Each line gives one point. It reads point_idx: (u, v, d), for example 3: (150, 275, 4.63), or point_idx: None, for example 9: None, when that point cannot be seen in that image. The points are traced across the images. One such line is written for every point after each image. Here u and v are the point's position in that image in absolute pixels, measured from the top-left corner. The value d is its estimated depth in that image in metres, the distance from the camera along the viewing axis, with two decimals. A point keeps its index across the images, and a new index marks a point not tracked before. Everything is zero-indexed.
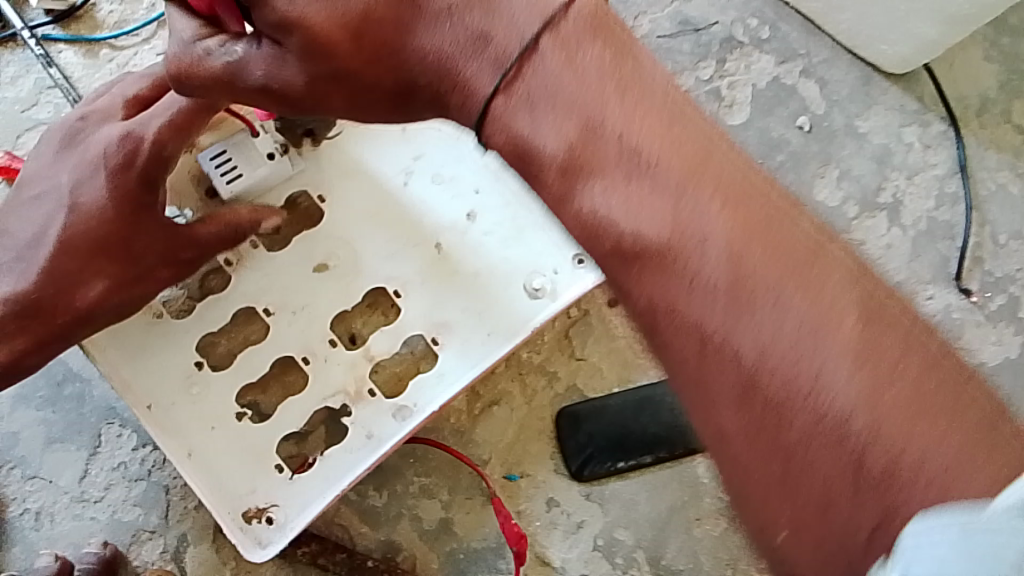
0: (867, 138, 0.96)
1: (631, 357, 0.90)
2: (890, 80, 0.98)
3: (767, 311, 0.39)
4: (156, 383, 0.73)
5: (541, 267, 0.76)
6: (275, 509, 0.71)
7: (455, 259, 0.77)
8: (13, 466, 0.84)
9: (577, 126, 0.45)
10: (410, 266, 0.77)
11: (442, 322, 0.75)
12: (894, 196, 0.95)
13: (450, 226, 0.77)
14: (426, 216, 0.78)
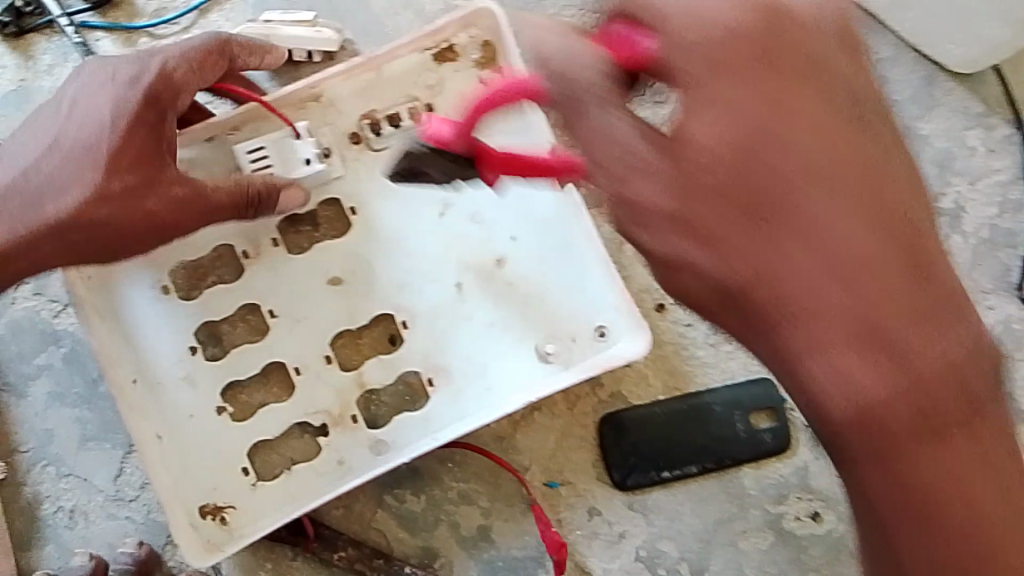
0: (928, 140, 0.93)
1: (678, 364, 0.86)
2: (955, 80, 0.94)
3: (915, 464, 0.46)
4: (146, 361, 0.76)
5: (577, 320, 0.77)
6: (229, 510, 0.75)
7: (492, 291, 0.79)
8: (47, 464, 0.83)
9: (725, 263, 0.47)
10: (433, 299, 0.79)
11: (440, 365, 0.78)
12: (955, 201, 0.92)
13: (481, 264, 0.79)
14: (465, 245, 0.79)
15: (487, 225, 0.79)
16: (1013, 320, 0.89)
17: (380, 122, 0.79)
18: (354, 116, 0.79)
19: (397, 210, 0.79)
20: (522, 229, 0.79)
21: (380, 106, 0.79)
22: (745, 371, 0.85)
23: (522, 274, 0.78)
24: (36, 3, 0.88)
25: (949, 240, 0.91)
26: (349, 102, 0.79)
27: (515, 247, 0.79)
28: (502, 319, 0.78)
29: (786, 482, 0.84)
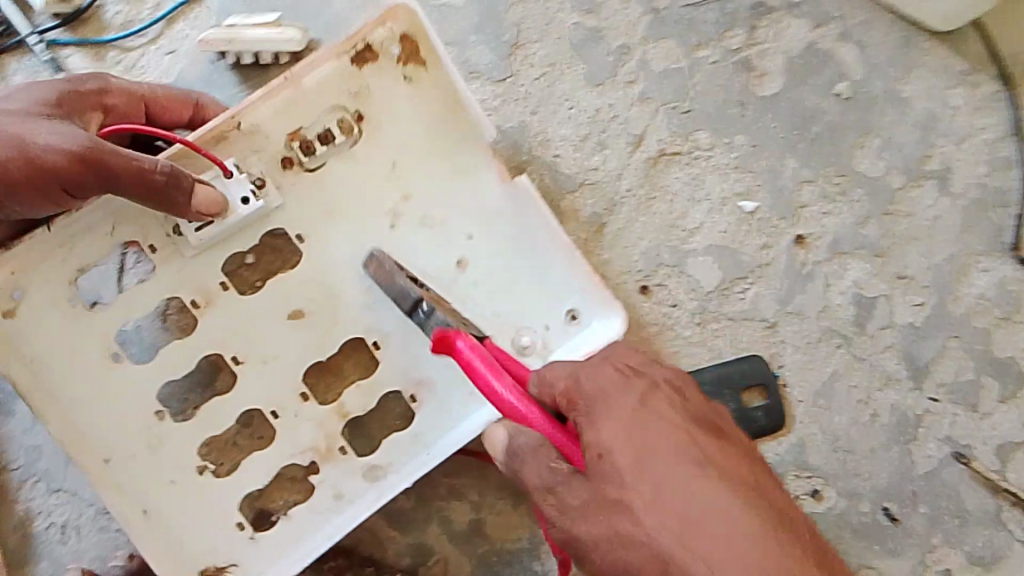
0: (910, 103, 0.90)
1: (663, 347, 0.84)
2: (934, 39, 0.92)
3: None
4: (107, 432, 0.71)
5: (534, 323, 0.76)
6: (234, 567, 0.73)
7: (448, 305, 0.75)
8: (36, 481, 0.82)
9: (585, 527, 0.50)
10: (391, 317, 0.74)
11: (420, 380, 0.75)
12: (942, 163, 0.89)
13: (439, 273, 0.75)
14: (417, 259, 0.75)
15: (447, 220, 0.75)
16: (1007, 281, 0.87)
17: (311, 142, 0.71)
18: (282, 142, 0.71)
19: (348, 226, 0.73)
20: (483, 225, 0.75)
21: (312, 124, 0.71)
22: (734, 349, 0.84)
23: (493, 268, 0.76)
24: (6, 24, 0.88)
25: (937, 204, 0.89)
26: (276, 125, 0.70)
27: (478, 246, 0.76)
28: (484, 317, 0.76)
29: (782, 460, 0.83)
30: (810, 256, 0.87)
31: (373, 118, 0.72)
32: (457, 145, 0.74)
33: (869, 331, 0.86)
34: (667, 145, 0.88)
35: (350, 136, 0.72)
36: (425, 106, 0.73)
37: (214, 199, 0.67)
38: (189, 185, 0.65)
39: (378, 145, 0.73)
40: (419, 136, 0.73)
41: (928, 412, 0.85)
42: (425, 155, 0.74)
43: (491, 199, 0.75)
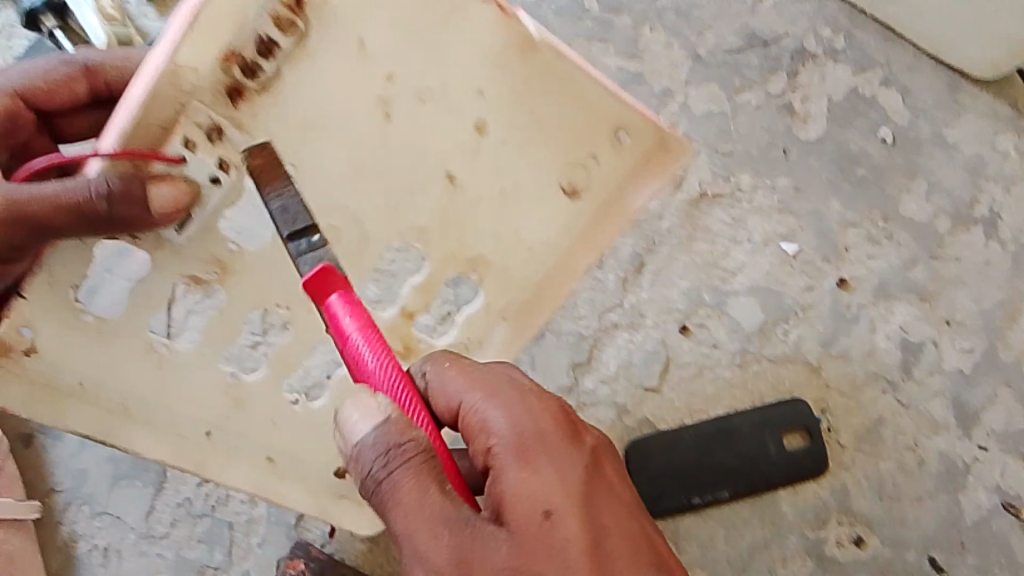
0: (957, 148, 0.90)
1: (704, 386, 0.83)
2: (980, 86, 0.92)
3: None
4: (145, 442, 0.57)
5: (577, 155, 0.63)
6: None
7: (471, 181, 0.61)
8: (81, 503, 0.81)
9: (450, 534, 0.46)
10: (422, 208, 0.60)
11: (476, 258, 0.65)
12: (990, 208, 0.89)
13: (455, 146, 0.59)
14: (428, 139, 0.57)
15: (514, 160, 0.61)
16: None
17: (253, 60, 0.48)
18: (213, 71, 0.46)
19: (416, 202, 0.60)
20: (535, 138, 0.61)
21: (247, 32, 0.46)
22: (776, 392, 0.83)
23: (553, 150, 0.62)
24: None
25: (986, 249, 0.88)
26: (201, 60, 0.46)
27: (536, 163, 0.62)
28: (550, 195, 0.64)
29: (825, 506, 0.81)
30: (855, 298, 0.86)
31: (337, 20, 0.50)
32: (497, 63, 0.56)
33: (915, 376, 0.84)
34: (709, 186, 0.89)
35: (297, 34, 0.48)
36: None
37: (182, 190, 0.48)
38: (142, 191, 0.46)
39: (344, 53, 0.51)
40: (456, 78, 0.56)
41: (978, 460, 0.82)
42: (460, 99, 0.57)
43: (532, 64, 0.57)
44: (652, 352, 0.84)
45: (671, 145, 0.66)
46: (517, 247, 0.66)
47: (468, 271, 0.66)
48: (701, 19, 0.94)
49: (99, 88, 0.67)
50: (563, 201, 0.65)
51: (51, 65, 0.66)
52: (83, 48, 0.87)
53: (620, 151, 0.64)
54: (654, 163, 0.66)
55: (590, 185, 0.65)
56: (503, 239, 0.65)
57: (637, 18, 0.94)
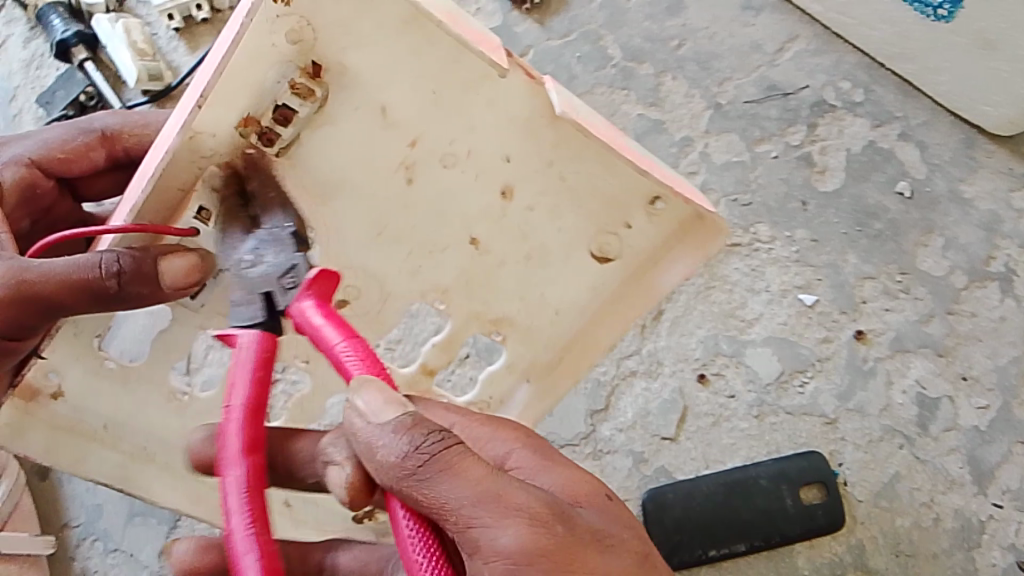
0: (973, 204, 0.91)
1: (720, 436, 0.83)
2: (996, 143, 0.93)
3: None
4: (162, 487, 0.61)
5: (604, 227, 0.59)
6: None
7: (498, 248, 0.60)
8: (95, 539, 0.79)
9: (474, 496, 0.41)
10: (448, 272, 0.60)
11: (499, 319, 0.63)
12: (1006, 265, 0.89)
13: (483, 213, 0.58)
14: (450, 206, 0.57)
15: (541, 226, 0.59)
16: None
17: (271, 127, 0.51)
18: (231, 135, 0.50)
19: (440, 262, 0.60)
20: (561, 205, 0.57)
21: (267, 100, 0.50)
22: (792, 445, 0.83)
23: (583, 217, 0.58)
24: (98, 97, 0.91)
25: (1001, 305, 0.88)
26: (218, 125, 0.49)
27: (566, 230, 0.59)
28: (580, 263, 0.61)
29: (840, 561, 0.80)
30: (872, 351, 0.86)
31: (360, 89, 0.51)
32: (522, 132, 0.54)
33: (931, 433, 0.84)
34: (728, 235, 0.89)
35: (316, 101, 0.51)
36: (430, 64, 0.51)
37: (195, 262, 0.50)
38: (150, 267, 0.49)
39: (367, 119, 0.53)
40: (484, 144, 0.55)
41: (993, 518, 0.82)
42: (487, 166, 0.56)
43: (559, 141, 0.54)
44: (669, 400, 0.84)
45: (706, 222, 0.57)
46: (543, 307, 0.63)
47: (492, 333, 0.64)
48: (721, 69, 0.95)
49: (118, 155, 0.70)
50: (593, 269, 0.61)
51: (68, 133, 0.69)
52: (118, 83, 0.93)
53: (654, 222, 0.58)
54: (693, 233, 0.58)
55: (624, 254, 0.60)
56: (528, 301, 0.62)
57: (658, 67, 0.95)
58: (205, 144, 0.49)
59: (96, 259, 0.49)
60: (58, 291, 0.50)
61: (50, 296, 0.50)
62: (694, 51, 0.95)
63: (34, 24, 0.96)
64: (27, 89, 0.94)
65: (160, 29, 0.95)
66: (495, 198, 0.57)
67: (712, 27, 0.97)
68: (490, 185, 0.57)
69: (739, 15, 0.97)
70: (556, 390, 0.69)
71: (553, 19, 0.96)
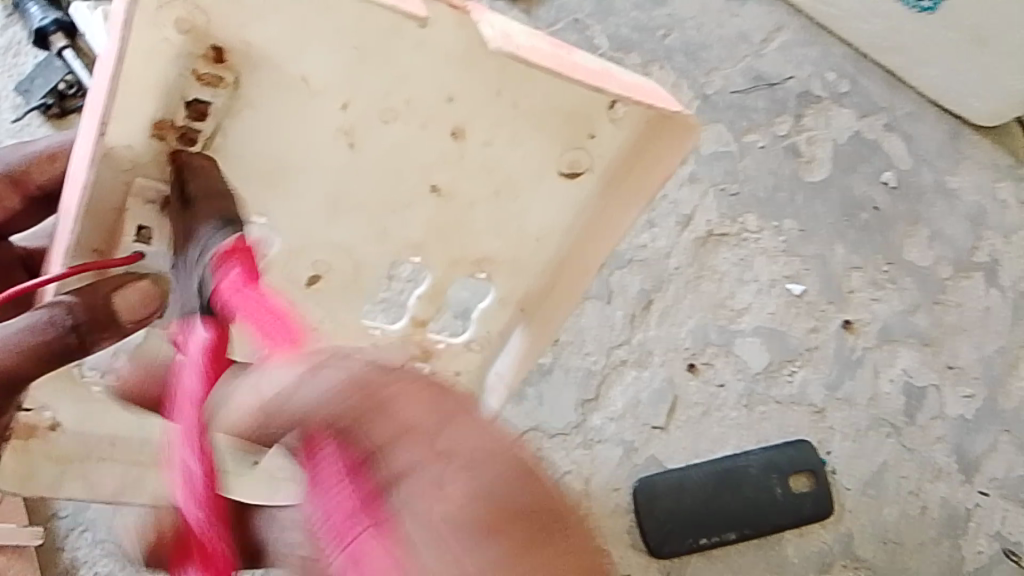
0: (959, 195, 0.91)
1: (711, 426, 0.83)
2: (980, 134, 0.94)
3: None
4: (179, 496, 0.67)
5: (570, 141, 0.49)
6: None
7: (466, 194, 0.51)
8: (83, 529, 0.74)
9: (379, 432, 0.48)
10: (416, 225, 0.52)
11: (481, 259, 0.55)
12: (990, 255, 0.90)
13: (438, 160, 0.49)
14: (402, 161, 0.49)
15: (504, 158, 0.50)
16: None
17: (188, 126, 0.44)
18: (147, 143, 0.44)
19: (404, 216, 0.51)
20: (520, 131, 0.48)
21: (175, 100, 0.43)
22: (781, 433, 0.83)
23: (541, 140, 0.49)
24: (77, 85, 0.90)
25: (986, 295, 0.89)
26: (130, 135, 0.43)
27: (526, 156, 0.50)
28: (546, 185, 0.51)
29: (829, 550, 0.80)
30: (859, 341, 0.86)
31: (272, 64, 0.43)
32: (463, 66, 0.45)
33: (918, 422, 0.85)
34: (716, 226, 0.89)
35: (229, 87, 0.43)
36: (346, 19, 0.42)
37: (148, 289, 0.43)
38: (103, 312, 0.42)
39: (287, 92, 0.45)
40: (420, 92, 0.46)
41: (978, 506, 0.83)
42: (426, 112, 0.47)
43: (503, 69, 0.46)
44: (657, 391, 0.84)
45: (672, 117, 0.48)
46: (522, 239, 0.54)
47: (476, 274, 0.56)
48: (709, 60, 0.95)
49: (35, 196, 0.59)
50: (565, 188, 0.51)
51: None
52: (98, 70, 0.92)
53: (621, 127, 0.49)
54: (665, 131, 0.48)
55: (598, 164, 0.50)
56: (505, 235, 0.54)
57: (646, 57, 0.94)
58: (121, 154, 0.43)
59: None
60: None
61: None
62: (682, 41, 0.95)
63: (8, 9, 0.94)
64: (4, 76, 0.92)
65: None
66: (447, 139, 0.48)
67: (699, 17, 0.96)
68: (439, 127, 0.48)
69: (727, 6, 0.97)
70: (549, 334, 0.59)
71: (539, 7, 0.95)
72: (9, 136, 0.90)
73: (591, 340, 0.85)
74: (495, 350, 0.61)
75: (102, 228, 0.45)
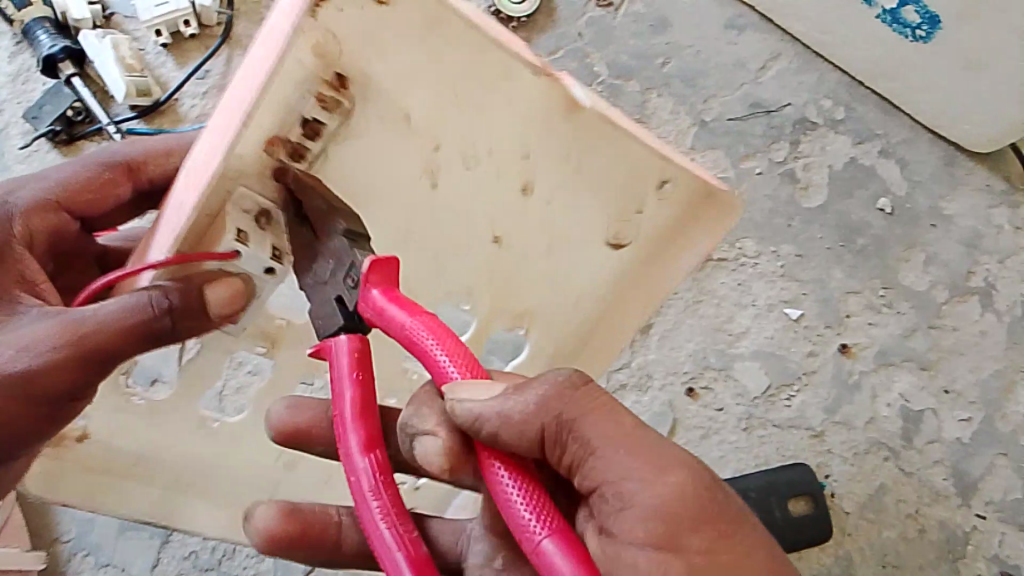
0: (954, 220, 0.92)
1: (710, 449, 0.84)
2: (975, 160, 0.94)
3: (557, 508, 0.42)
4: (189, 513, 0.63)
5: (623, 210, 0.56)
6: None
7: (522, 247, 0.57)
8: (86, 553, 0.77)
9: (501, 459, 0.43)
10: (468, 266, 0.57)
11: (523, 312, 0.62)
12: (986, 280, 0.91)
13: (510, 212, 0.55)
14: (480, 208, 0.54)
15: (563, 215, 0.56)
16: None
17: (300, 145, 0.44)
18: (258, 156, 0.43)
19: (459, 255, 0.56)
20: (577, 199, 0.55)
21: (289, 117, 0.43)
22: (781, 457, 0.84)
23: (597, 203, 0.55)
24: (86, 111, 0.91)
25: (982, 319, 0.90)
26: (246, 149, 0.43)
27: (584, 217, 0.56)
28: (594, 249, 0.59)
29: (828, 573, 0.81)
30: (857, 365, 0.87)
31: (382, 96, 0.45)
32: (544, 128, 0.50)
33: (915, 445, 0.85)
34: (714, 250, 0.90)
35: (344, 113, 0.44)
36: (456, 62, 0.45)
37: (236, 288, 0.47)
38: (197, 300, 0.45)
39: (394, 125, 0.47)
40: (503, 140, 0.50)
41: (977, 529, 0.83)
42: (506, 163, 0.51)
43: (579, 130, 0.50)
44: (657, 415, 0.85)
45: (717, 199, 0.56)
46: (567, 293, 0.62)
47: (515, 326, 0.63)
48: (707, 87, 0.96)
49: (143, 187, 0.60)
50: (608, 255, 0.59)
51: (84, 167, 0.58)
52: (106, 98, 0.93)
53: (667, 202, 0.56)
54: (709, 212, 0.57)
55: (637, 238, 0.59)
56: (553, 286, 0.60)
57: (645, 84, 0.96)
58: (232, 165, 0.43)
59: (146, 297, 0.45)
60: (110, 339, 0.45)
61: (102, 345, 0.45)
62: (680, 69, 0.96)
63: (19, 38, 0.96)
64: (13, 103, 0.94)
65: (148, 44, 0.96)
66: (517, 192, 0.54)
67: (697, 45, 0.98)
68: (513, 178, 0.53)
69: (724, 34, 0.98)
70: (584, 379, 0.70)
71: (540, 36, 0.96)
72: (18, 162, 0.91)
73: None
74: None
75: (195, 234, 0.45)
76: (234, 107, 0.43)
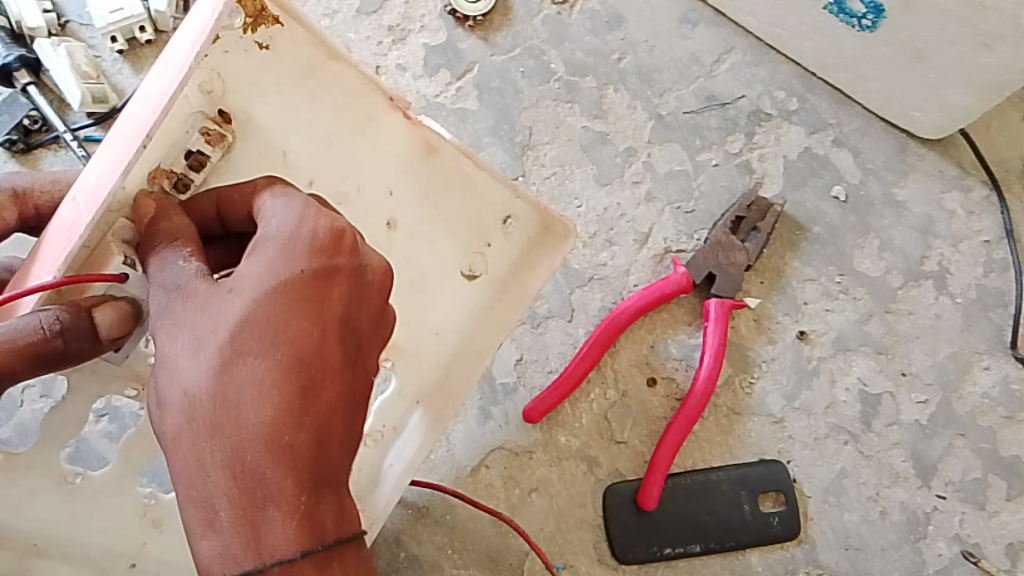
0: (907, 206, 0.94)
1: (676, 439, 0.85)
2: (926, 146, 0.96)
3: (295, 414, 0.47)
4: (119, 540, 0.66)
5: (475, 248, 0.69)
6: None
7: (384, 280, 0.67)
8: None
9: (241, 387, 0.46)
10: None
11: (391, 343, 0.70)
12: (939, 264, 0.92)
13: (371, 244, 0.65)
14: None
15: (419, 253, 0.67)
16: (1009, 379, 0.89)
17: (184, 173, 0.54)
18: (141, 182, 0.51)
19: None
20: (435, 231, 0.67)
21: (172, 146, 0.53)
22: (754, 451, 0.85)
23: (453, 241, 0.68)
24: (43, 121, 0.91)
25: (937, 302, 0.91)
26: (134, 174, 0.51)
27: (442, 253, 0.68)
28: (454, 283, 0.69)
29: (793, 558, 0.83)
30: (815, 351, 0.89)
31: (261, 135, 0.58)
32: (409, 168, 0.64)
33: (875, 428, 0.87)
34: (673, 242, 0.91)
35: (225, 145, 0.55)
36: (325, 101, 0.59)
37: (124, 310, 0.52)
38: (88, 322, 0.51)
39: (263, 155, 0.58)
40: (369, 183, 0.63)
41: (937, 509, 0.85)
42: (373, 201, 0.64)
43: (431, 173, 0.65)
44: (621, 407, 0.85)
45: (554, 230, 0.69)
46: (426, 332, 0.70)
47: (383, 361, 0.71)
48: (662, 81, 0.97)
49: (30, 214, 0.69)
50: (466, 289, 0.70)
51: None
52: (63, 106, 0.93)
53: (511, 242, 0.69)
54: (548, 242, 0.69)
55: (489, 271, 0.70)
56: (414, 324, 0.70)
57: (601, 80, 0.96)
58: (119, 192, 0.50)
59: (35, 321, 0.50)
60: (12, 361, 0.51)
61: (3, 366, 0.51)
62: (636, 64, 0.97)
63: None
64: None
65: (103, 52, 0.95)
66: (382, 228, 0.65)
67: (652, 40, 0.98)
68: (377, 219, 0.65)
69: (678, 28, 0.98)
70: (444, 421, 0.71)
71: (496, 34, 0.97)
72: None
73: (555, 357, 0.87)
74: (385, 445, 0.71)
75: (89, 248, 0.51)
76: (127, 143, 0.50)
